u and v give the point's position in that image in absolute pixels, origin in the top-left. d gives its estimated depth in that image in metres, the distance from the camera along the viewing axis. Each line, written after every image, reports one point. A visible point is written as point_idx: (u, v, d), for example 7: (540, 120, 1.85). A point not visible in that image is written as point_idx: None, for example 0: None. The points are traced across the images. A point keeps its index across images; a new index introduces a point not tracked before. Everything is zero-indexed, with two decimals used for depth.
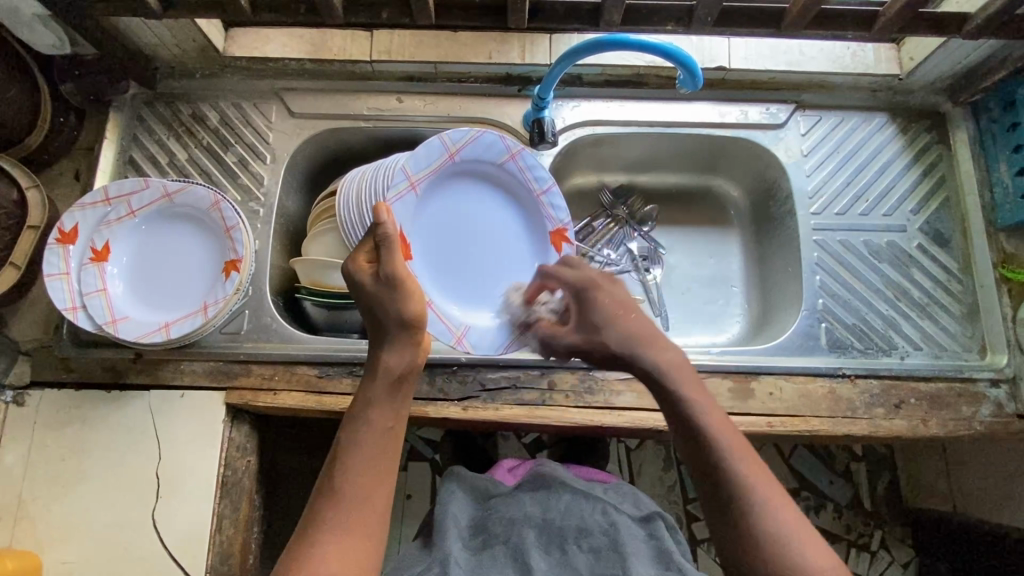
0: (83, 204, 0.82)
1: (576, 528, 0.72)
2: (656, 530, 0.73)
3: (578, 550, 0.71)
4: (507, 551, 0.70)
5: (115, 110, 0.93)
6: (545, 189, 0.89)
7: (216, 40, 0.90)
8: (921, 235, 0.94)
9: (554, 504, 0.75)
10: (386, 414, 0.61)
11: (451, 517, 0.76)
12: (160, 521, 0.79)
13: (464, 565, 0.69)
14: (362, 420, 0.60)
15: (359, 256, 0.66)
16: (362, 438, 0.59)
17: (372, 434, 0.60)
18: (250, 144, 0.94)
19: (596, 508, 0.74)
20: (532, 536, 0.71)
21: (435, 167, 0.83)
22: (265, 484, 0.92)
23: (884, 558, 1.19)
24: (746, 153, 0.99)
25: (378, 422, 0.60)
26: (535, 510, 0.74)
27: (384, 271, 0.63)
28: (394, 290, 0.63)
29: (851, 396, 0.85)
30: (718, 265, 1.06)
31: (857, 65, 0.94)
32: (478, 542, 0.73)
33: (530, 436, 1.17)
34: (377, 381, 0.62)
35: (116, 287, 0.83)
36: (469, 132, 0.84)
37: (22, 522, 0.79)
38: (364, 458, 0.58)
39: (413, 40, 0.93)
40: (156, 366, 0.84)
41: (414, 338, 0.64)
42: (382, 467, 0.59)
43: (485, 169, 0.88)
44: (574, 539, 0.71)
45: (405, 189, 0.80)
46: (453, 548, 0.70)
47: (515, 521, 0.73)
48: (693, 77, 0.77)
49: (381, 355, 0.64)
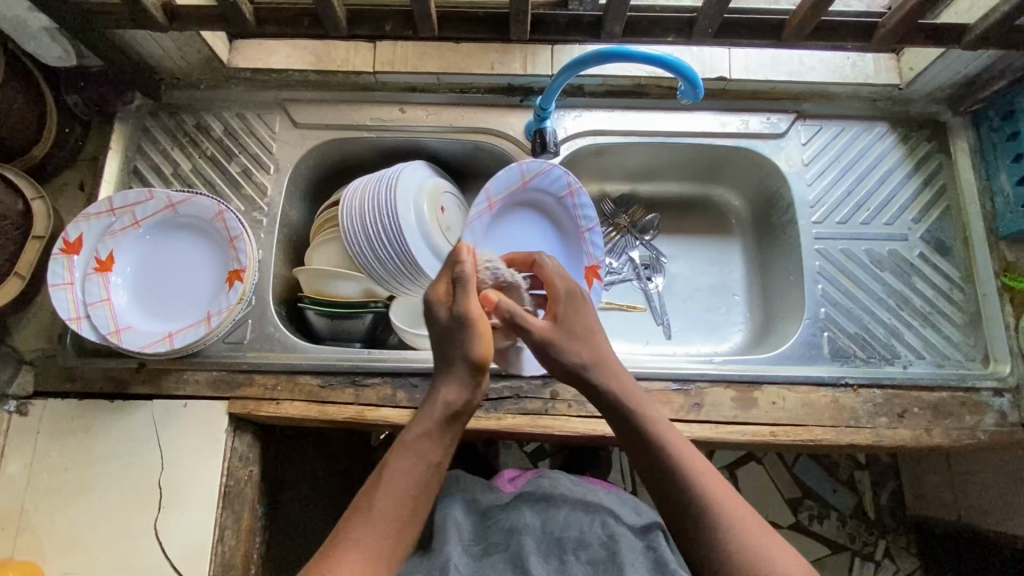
0: (87, 214, 0.82)
1: (574, 540, 0.72)
2: (655, 542, 0.73)
3: (577, 561, 0.70)
4: (506, 560, 0.70)
5: (120, 121, 0.94)
6: (591, 228, 0.90)
7: (220, 51, 0.91)
8: (922, 244, 0.94)
9: (553, 515, 0.75)
10: (436, 446, 0.63)
11: (456, 522, 0.75)
12: (162, 532, 0.79)
13: (465, 571, 0.69)
14: (411, 446, 0.62)
15: (439, 286, 0.68)
16: (408, 462, 0.61)
17: (417, 461, 0.62)
18: (254, 154, 0.94)
19: (595, 521, 0.74)
20: (531, 545, 0.71)
21: (510, 191, 0.86)
22: (267, 494, 0.92)
23: (889, 567, 1.18)
24: (748, 162, 1.00)
25: (427, 453, 0.62)
26: (534, 521, 0.74)
27: (458, 310, 0.65)
28: (466, 330, 0.65)
29: (853, 405, 0.85)
30: (720, 274, 1.06)
31: (857, 75, 0.95)
32: (479, 548, 0.73)
33: (532, 445, 1.17)
34: (434, 412, 0.64)
35: (119, 297, 0.83)
36: (543, 163, 0.85)
37: (23, 533, 0.79)
38: (404, 484, 0.60)
39: (416, 52, 0.94)
40: (159, 376, 0.84)
41: (475, 379, 0.66)
42: (418, 494, 0.60)
43: (543, 202, 0.90)
44: (573, 550, 0.71)
45: (482, 208, 0.83)
46: (455, 553, 0.70)
47: (516, 529, 0.73)
48: (693, 87, 0.77)
49: (440, 387, 0.66)
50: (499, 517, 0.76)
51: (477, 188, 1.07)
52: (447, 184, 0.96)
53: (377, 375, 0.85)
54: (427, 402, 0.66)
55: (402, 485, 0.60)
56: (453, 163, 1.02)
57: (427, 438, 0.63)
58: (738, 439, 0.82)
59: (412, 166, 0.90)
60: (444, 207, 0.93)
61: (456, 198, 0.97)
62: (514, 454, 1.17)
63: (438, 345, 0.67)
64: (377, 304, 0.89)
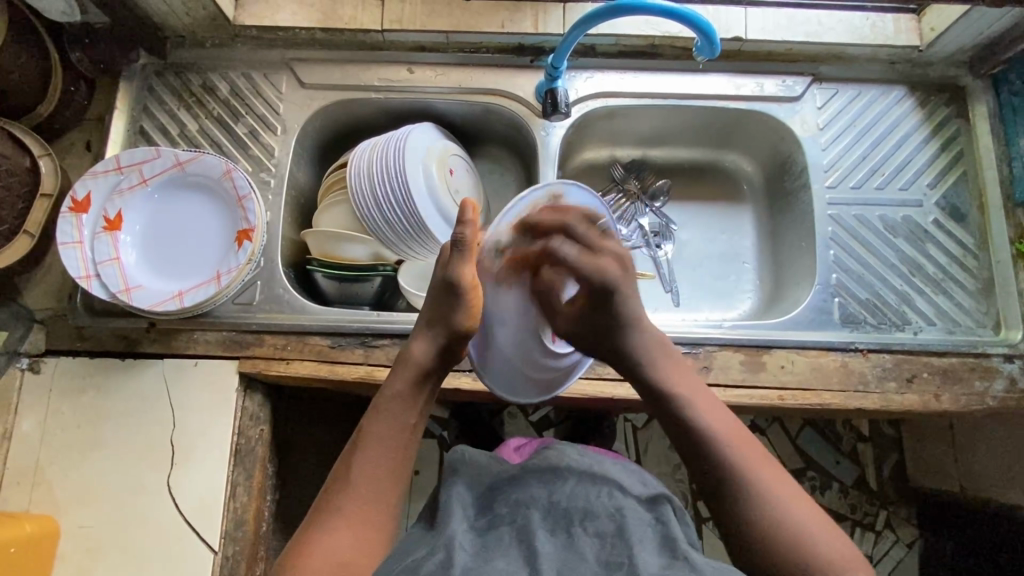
0: (94, 172, 0.82)
1: (580, 511, 0.68)
2: (664, 515, 0.69)
3: (584, 534, 0.65)
4: (513, 534, 0.66)
5: (127, 80, 0.93)
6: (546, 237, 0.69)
7: (226, 9, 0.90)
8: (937, 211, 0.93)
9: (560, 486, 0.71)
10: (409, 409, 0.65)
11: (463, 500, 0.72)
12: (174, 488, 0.80)
13: (471, 548, 0.64)
14: (386, 409, 0.65)
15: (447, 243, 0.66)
16: (384, 424, 0.64)
17: (391, 423, 0.64)
18: (261, 115, 0.93)
19: (602, 492, 0.70)
20: (538, 517, 0.67)
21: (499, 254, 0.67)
22: (277, 457, 0.93)
23: (889, 537, 1.19)
24: (763, 127, 0.98)
25: (402, 416, 0.65)
26: (541, 492, 0.70)
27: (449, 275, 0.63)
28: (453, 297, 0.63)
29: (862, 369, 0.85)
30: (730, 242, 1.05)
31: (876, 36, 0.93)
32: (485, 522, 0.69)
33: (538, 413, 1.18)
34: (404, 371, 0.66)
35: (129, 256, 0.83)
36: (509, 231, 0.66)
37: (38, 488, 0.80)
38: (380, 448, 0.63)
39: (425, 10, 0.93)
40: (170, 335, 0.85)
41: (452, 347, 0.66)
42: (396, 456, 0.63)
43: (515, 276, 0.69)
44: (580, 522, 0.66)
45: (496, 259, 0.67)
46: (460, 530, 0.66)
47: (522, 502, 0.69)
48: (710, 43, 0.75)
49: (412, 345, 0.67)
50: (505, 490, 0.72)
51: (485, 152, 1.06)
52: (455, 146, 0.94)
53: (386, 336, 0.85)
54: (398, 363, 0.67)
55: (380, 448, 0.63)
56: (462, 127, 1.01)
57: (399, 401, 0.65)
58: (745, 403, 0.83)
59: (421, 128, 0.89)
60: (453, 168, 0.92)
61: (464, 161, 0.96)
62: (519, 422, 1.17)
63: (428, 303, 0.67)
64: (385, 267, 0.88)
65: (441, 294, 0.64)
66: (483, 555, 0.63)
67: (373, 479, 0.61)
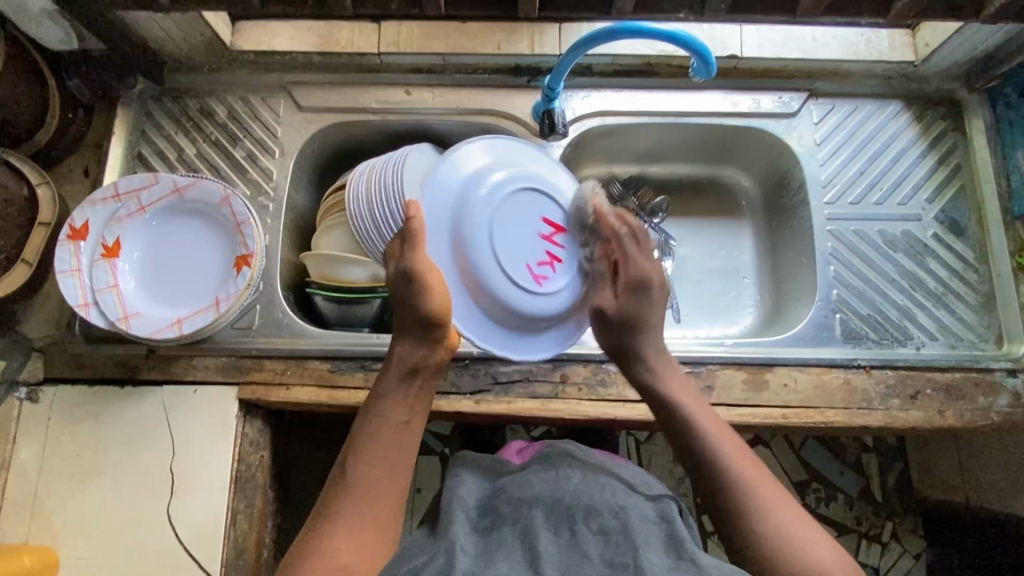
0: (93, 200, 0.82)
1: (584, 508, 0.67)
2: (668, 513, 0.68)
3: (588, 531, 0.64)
4: (515, 534, 0.65)
5: (124, 105, 0.93)
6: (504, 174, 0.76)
7: (224, 35, 0.91)
8: (935, 224, 0.93)
9: (563, 486, 0.71)
10: (400, 406, 0.65)
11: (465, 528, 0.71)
12: (174, 516, 0.80)
13: (473, 552, 0.63)
14: (377, 412, 0.65)
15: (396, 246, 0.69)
16: (376, 427, 0.64)
17: (383, 424, 0.64)
18: (259, 139, 0.93)
19: (605, 491, 0.70)
20: (540, 517, 0.66)
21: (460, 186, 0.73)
22: (277, 480, 0.92)
23: (896, 549, 1.18)
24: (760, 143, 0.98)
25: (394, 417, 0.64)
26: (545, 491, 0.69)
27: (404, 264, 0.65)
28: (415, 285, 0.65)
29: (865, 386, 0.84)
30: (730, 257, 1.05)
31: (871, 51, 0.93)
32: (487, 522, 0.68)
33: (540, 429, 1.17)
34: (390, 370, 0.66)
35: (128, 283, 0.83)
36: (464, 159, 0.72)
37: (37, 519, 0.79)
38: (376, 450, 0.62)
39: (421, 33, 0.93)
40: (168, 362, 0.84)
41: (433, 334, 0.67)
42: (394, 458, 0.62)
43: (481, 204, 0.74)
44: (583, 520, 0.65)
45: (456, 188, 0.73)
46: (461, 534, 0.65)
47: (524, 501, 0.68)
48: (706, 64, 0.76)
49: (396, 348, 0.68)
50: (508, 490, 0.72)
51: None
52: None
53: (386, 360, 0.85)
54: (383, 368, 0.67)
55: (376, 451, 0.62)
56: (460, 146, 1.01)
57: (388, 400, 0.65)
58: (749, 421, 0.82)
59: (419, 148, 0.89)
60: None
61: None
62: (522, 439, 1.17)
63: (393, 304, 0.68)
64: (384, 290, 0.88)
65: (405, 288, 0.65)
66: (484, 557, 0.62)
67: (371, 486, 0.60)
